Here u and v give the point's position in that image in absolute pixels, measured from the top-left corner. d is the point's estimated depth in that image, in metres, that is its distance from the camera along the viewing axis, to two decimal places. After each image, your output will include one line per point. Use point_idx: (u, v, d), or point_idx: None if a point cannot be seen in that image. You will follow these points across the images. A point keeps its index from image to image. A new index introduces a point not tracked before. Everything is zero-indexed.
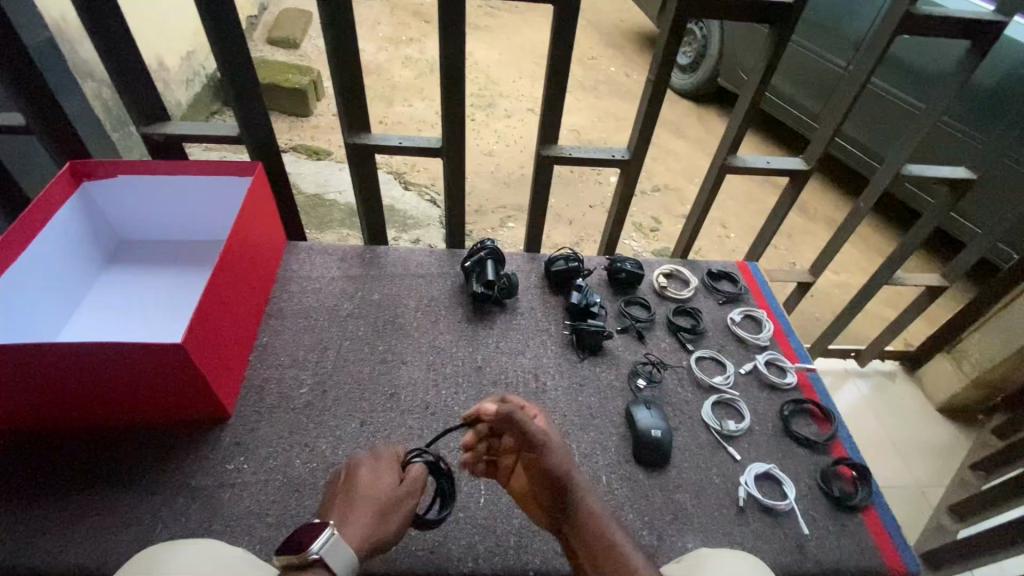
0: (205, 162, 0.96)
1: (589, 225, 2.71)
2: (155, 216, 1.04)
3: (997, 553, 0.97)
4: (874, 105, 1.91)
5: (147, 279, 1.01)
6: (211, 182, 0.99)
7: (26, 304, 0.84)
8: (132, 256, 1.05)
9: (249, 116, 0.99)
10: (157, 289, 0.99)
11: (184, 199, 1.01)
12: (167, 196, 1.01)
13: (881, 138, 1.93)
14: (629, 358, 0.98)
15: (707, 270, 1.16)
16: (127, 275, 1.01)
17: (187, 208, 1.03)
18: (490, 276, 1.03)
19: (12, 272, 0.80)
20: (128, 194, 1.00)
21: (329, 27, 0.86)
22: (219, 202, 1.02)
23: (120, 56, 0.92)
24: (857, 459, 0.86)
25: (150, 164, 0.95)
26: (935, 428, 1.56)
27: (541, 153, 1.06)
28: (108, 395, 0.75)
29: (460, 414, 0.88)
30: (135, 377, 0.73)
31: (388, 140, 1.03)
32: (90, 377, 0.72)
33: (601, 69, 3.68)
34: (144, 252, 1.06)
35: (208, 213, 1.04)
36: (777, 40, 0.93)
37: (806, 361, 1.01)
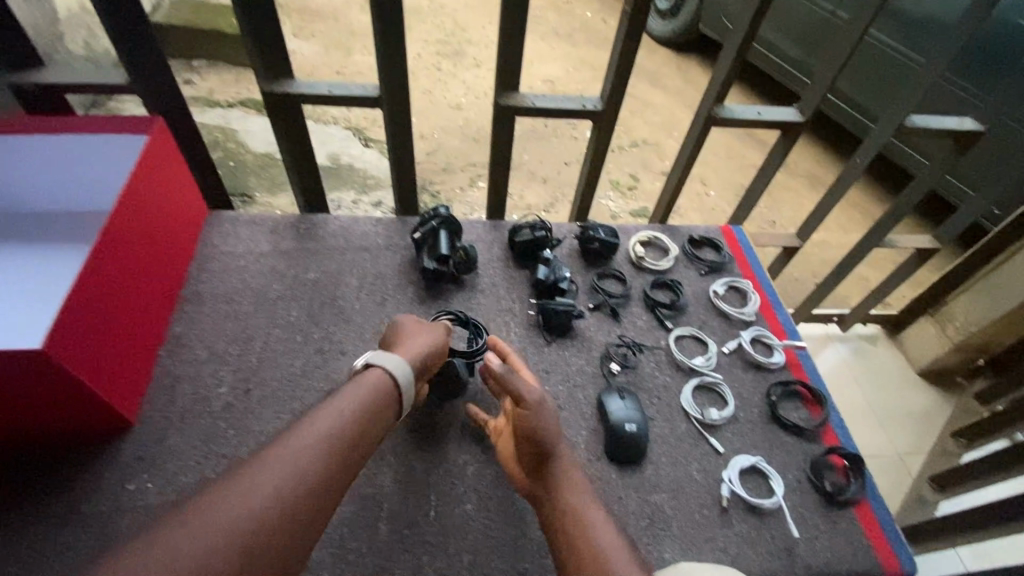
0: (93, 119, 0.79)
1: (564, 184, 2.57)
2: (36, 186, 0.86)
3: (983, 533, 0.92)
4: (867, 51, 1.76)
5: (30, 263, 0.84)
6: (99, 143, 0.81)
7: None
8: (10, 236, 0.87)
9: (138, 59, 0.81)
10: (40, 275, 0.82)
11: (70, 164, 0.84)
12: (46, 159, 0.83)
13: (872, 89, 1.80)
14: (602, 339, 0.88)
15: (688, 236, 1.05)
16: (2, 258, 0.84)
17: (76, 175, 0.86)
18: (443, 250, 0.90)
19: None
20: None
21: None
22: (115, 167, 0.85)
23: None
24: (849, 447, 0.78)
25: (18, 121, 0.77)
26: (915, 393, 1.52)
27: (498, 105, 0.90)
28: None
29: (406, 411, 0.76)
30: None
31: (317, 90, 0.86)
32: None
33: (577, 13, 3.43)
34: (25, 230, 0.88)
35: (103, 180, 0.87)
36: None
37: (795, 338, 0.92)
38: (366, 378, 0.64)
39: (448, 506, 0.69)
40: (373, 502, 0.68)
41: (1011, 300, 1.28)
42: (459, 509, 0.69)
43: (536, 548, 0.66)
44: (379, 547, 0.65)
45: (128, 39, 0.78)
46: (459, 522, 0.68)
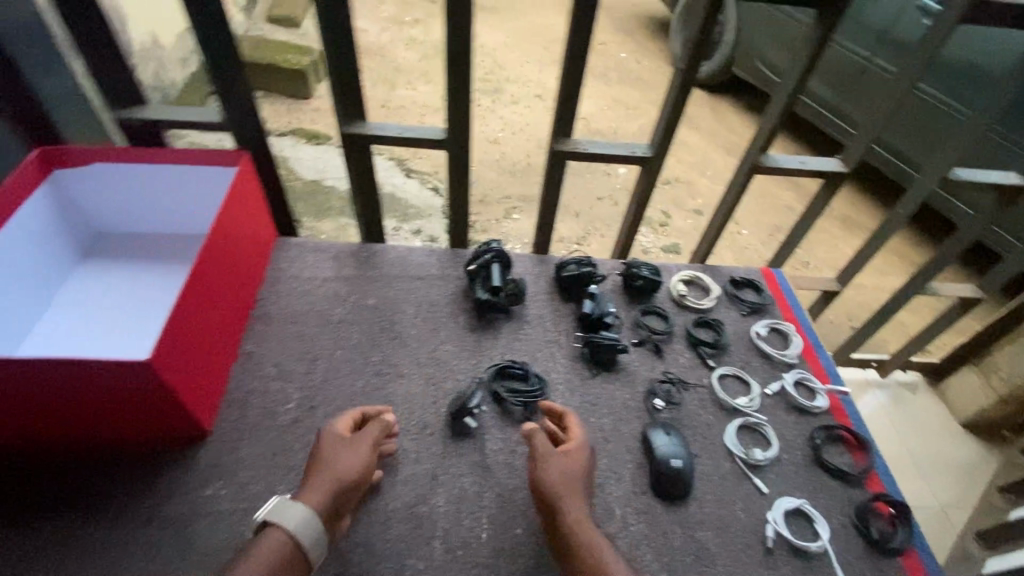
0: (189, 151, 0.87)
1: (597, 218, 2.62)
2: (134, 210, 0.95)
3: None
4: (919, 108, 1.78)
5: (125, 280, 0.92)
6: (194, 174, 0.90)
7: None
8: (107, 253, 0.96)
9: (232, 99, 0.89)
10: (133, 292, 0.91)
11: (166, 192, 0.93)
12: (145, 186, 0.91)
13: (924, 147, 1.81)
14: (645, 374, 0.91)
15: (729, 277, 1.08)
16: (100, 275, 0.93)
17: (170, 201, 0.94)
18: (496, 282, 0.95)
19: None
20: (103, 183, 0.90)
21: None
22: (204, 196, 0.94)
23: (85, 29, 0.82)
24: (895, 495, 0.79)
25: (125, 152, 0.86)
26: (958, 444, 1.49)
27: (553, 148, 0.95)
28: (71, 415, 0.68)
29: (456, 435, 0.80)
30: (102, 396, 0.65)
31: (388, 131, 0.93)
32: (48, 397, 0.64)
33: (611, 56, 3.56)
34: (120, 249, 0.97)
35: (192, 207, 0.95)
36: (824, 31, 0.81)
37: (837, 382, 0.93)
38: (266, 542, 0.58)
39: (500, 530, 0.71)
40: (427, 521, 0.72)
41: None
42: (509, 535, 0.71)
43: None
44: (434, 566, 0.68)
45: (226, 83, 0.86)
46: (510, 548, 0.70)
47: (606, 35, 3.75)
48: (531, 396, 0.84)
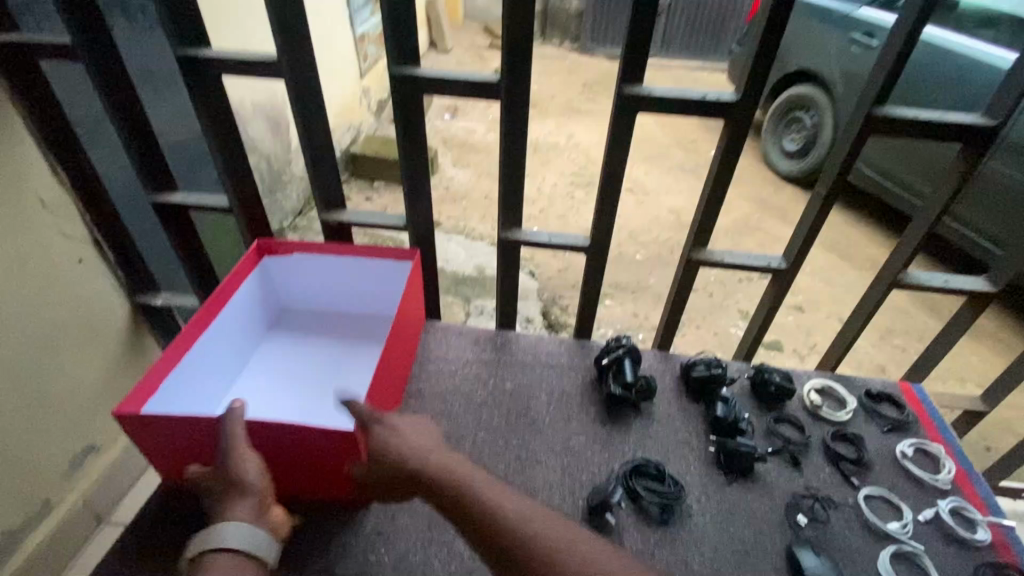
0: (372, 248, 1.04)
1: (691, 310, 2.62)
2: (315, 289, 1.13)
3: None
4: None
5: (301, 350, 1.09)
6: (371, 265, 1.05)
7: (201, 373, 0.94)
8: (289, 325, 1.14)
9: (414, 206, 1.05)
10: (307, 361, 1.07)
11: (344, 276, 1.09)
12: (330, 274, 1.09)
13: None
14: (785, 486, 0.89)
15: (864, 389, 1.06)
16: (282, 344, 1.10)
17: (346, 284, 1.10)
18: (628, 378, 1.00)
19: (200, 343, 0.91)
20: (297, 270, 1.09)
21: (506, 133, 0.92)
22: (376, 283, 1.09)
23: (316, 152, 1.01)
24: None
25: (321, 247, 1.04)
26: None
27: (689, 256, 1.02)
28: (277, 468, 0.81)
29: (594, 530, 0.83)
30: (309, 451, 0.79)
31: (538, 237, 1.05)
32: (268, 449, 0.78)
33: (703, 153, 3.71)
34: (298, 321, 1.14)
35: (362, 290, 1.11)
36: (969, 163, 0.84)
37: (1002, 516, 0.86)
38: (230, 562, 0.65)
39: None
40: None
41: None
42: None
43: None
44: None
45: (413, 196, 1.03)
46: None
47: (697, 133, 3.94)
48: (670, 497, 0.85)
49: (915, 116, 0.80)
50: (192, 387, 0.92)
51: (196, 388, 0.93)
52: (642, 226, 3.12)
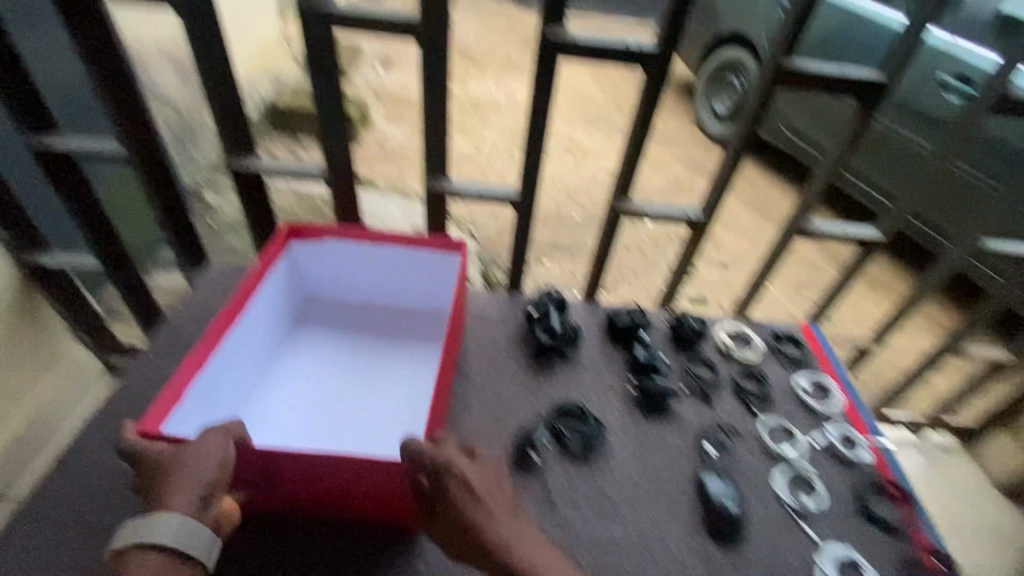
0: (418, 238, 0.95)
1: (624, 268, 2.72)
2: (348, 277, 1.05)
3: None
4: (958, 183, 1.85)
5: (333, 347, 1.04)
6: (415, 259, 0.98)
7: (226, 374, 0.88)
8: (316, 314, 1.08)
9: (333, 155, 1.00)
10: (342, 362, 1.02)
11: (382, 268, 1.02)
12: (367, 263, 1.01)
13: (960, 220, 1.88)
14: (696, 420, 0.96)
15: (770, 330, 1.14)
16: (310, 338, 1.05)
17: (381, 275, 1.03)
18: (555, 325, 1.03)
19: (226, 340, 0.84)
20: (332, 257, 1.01)
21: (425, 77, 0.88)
22: (413, 277, 1.02)
23: (220, 92, 0.93)
24: (940, 548, 0.82)
25: (362, 234, 0.96)
26: (996, 510, 1.48)
27: (612, 207, 1.05)
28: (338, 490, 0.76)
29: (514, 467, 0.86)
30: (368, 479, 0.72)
31: (465, 187, 1.04)
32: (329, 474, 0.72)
33: (639, 114, 3.76)
34: (326, 311, 1.09)
35: (399, 282, 1.04)
36: (864, 116, 0.89)
37: (879, 436, 0.97)
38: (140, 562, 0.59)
39: None
40: None
41: None
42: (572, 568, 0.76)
43: None
44: None
45: (332, 142, 0.97)
46: None
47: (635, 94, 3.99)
48: (591, 434, 0.89)
49: (815, 69, 0.84)
50: (216, 390, 0.87)
51: (220, 391, 0.88)
52: (580, 186, 3.15)
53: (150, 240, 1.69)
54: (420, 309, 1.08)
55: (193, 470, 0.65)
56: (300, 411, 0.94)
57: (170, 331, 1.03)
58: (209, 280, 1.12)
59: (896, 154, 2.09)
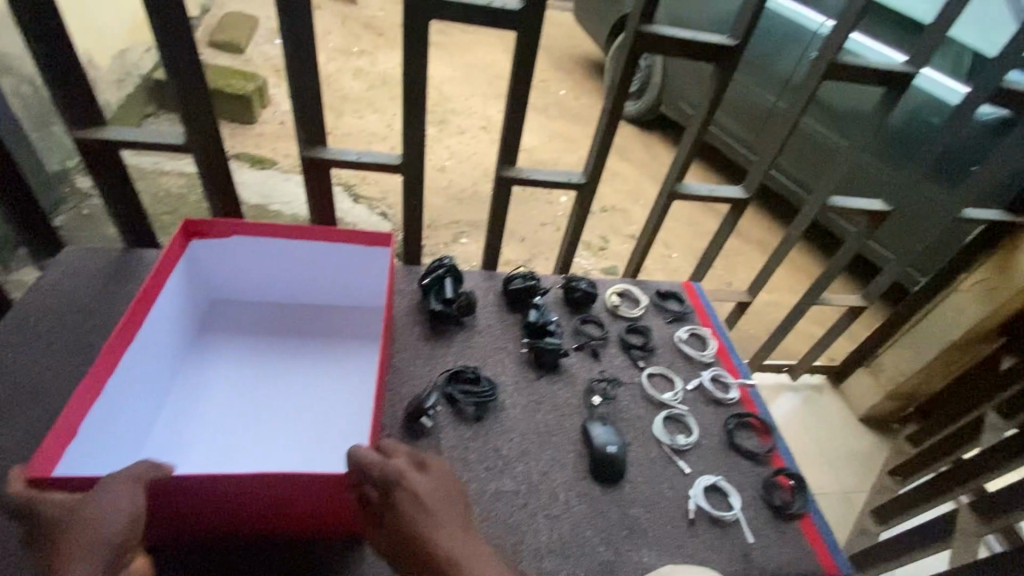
0: (337, 230, 0.86)
1: (540, 242, 2.77)
2: (265, 278, 0.94)
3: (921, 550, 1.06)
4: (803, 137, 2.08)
5: (249, 355, 0.92)
6: (342, 252, 0.89)
7: (120, 401, 0.74)
8: (227, 323, 0.95)
9: (194, 122, 0.91)
10: (264, 373, 0.89)
11: (304, 263, 0.91)
12: (282, 258, 0.91)
13: (809, 172, 2.10)
14: (585, 375, 1.01)
15: (656, 289, 1.22)
16: (222, 350, 0.91)
17: (303, 273, 0.93)
18: (448, 294, 1.03)
19: (122, 362, 0.73)
20: (236, 253, 0.90)
21: (288, 38, 0.83)
22: (341, 273, 0.92)
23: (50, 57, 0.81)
24: (794, 469, 0.92)
25: (272, 228, 0.85)
26: (857, 437, 1.69)
27: (501, 174, 1.07)
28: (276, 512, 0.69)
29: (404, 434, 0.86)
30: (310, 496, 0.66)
31: (346, 156, 1.00)
32: (267, 498, 0.65)
33: (551, 92, 3.81)
34: (239, 318, 0.96)
35: (325, 279, 0.94)
36: (721, 79, 0.96)
37: (747, 377, 1.07)
38: None
39: None
40: None
41: (926, 353, 1.51)
42: None
43: (531, 554, 0.76)
44: None
45: (193, 109, 0.90)
46: None
47: (547, 72, 4.03)
48: (483, 396, 0.91)
49: (672, 35, 0.89)
50: (112, 421, 0.73)
51: (113, 422, 0.73)
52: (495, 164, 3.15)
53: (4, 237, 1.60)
54: (354, 308, 0.99)
55: (95, 533, 0.53)
56: (218, 432, 0.81)
57: (13, 319, 0.91)
58: (63, 267, 1.01)
59: (762, 117, 2.31)
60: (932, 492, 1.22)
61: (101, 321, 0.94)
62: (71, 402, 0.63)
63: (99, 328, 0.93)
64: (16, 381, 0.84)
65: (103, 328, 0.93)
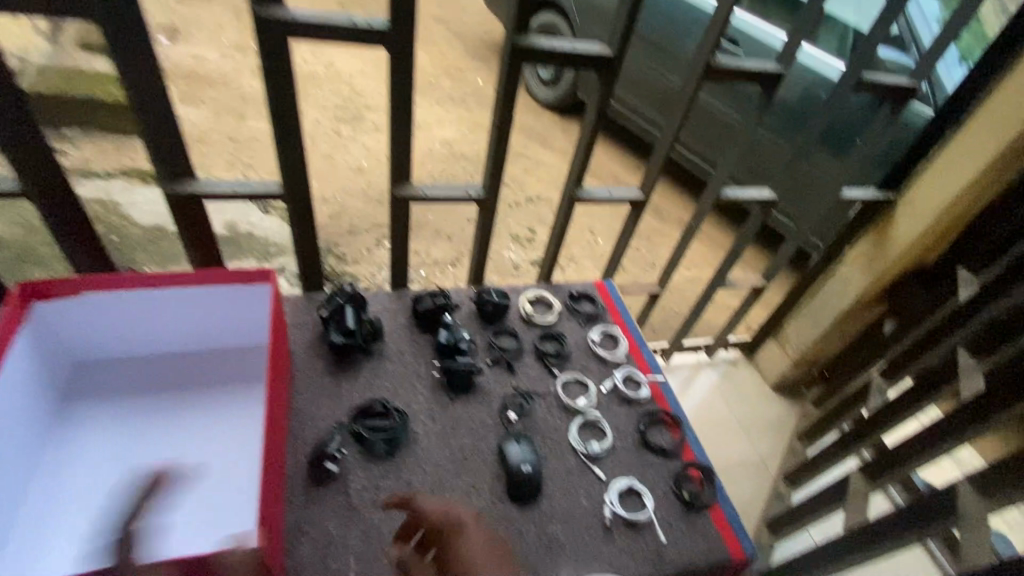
0: (211, 272, 0.80)
1: (467, 239, 2.73)
2: (132, 332, 0.86)
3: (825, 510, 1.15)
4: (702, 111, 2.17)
5: (127, 418, 0.84)
6: (220, 294, 0.83)
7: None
8: (92, 390, 0.85)
9: (26, 162, 0.80)
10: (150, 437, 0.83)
11: (178, 311, 0.84)
12: (151, 309, 0.83)
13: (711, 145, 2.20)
14: (500, 391, 1.00)
15: (568, 292, 1.23)
16: (92, 419, 0.83)
17: (179, 321, 0.86)
18: (350, 324, 0.98)
19: None
20: (94, 310, 0.81)
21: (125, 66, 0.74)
22: (221, 315, 0.86)
23: None
24: (702, 460, 0.97)
25: (134, 279, 0.78)
26: (771, 405, 1.81)
27: (394, 192, 1.02)
28: None
29: (309, 483, 0.81)
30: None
31: (220, 187, 0.92)
32: None
33: (467, 81, 3.74)
34: (106, 382, 0.86)
35: (203, 324, 0.87)
36: (605, 85, 0.96)
37: (658, 372, 1.10)
38: None
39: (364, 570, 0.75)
40: None
41: (823, 322, 1.62)
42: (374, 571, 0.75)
43: None
44: None
45: (28, 151, 0.79)
46: None
47: (463, 61, 3.95)
48: (394, 430, 0.88)
49: (551, 46, 0.87)
50: None
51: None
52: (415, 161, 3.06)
53: None
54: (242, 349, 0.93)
55: None
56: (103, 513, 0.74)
57: None
58: None
59: (662, 95, 2.40)
60: (833, 454, 1.32)
61: None
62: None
63: None
64: None
65: None
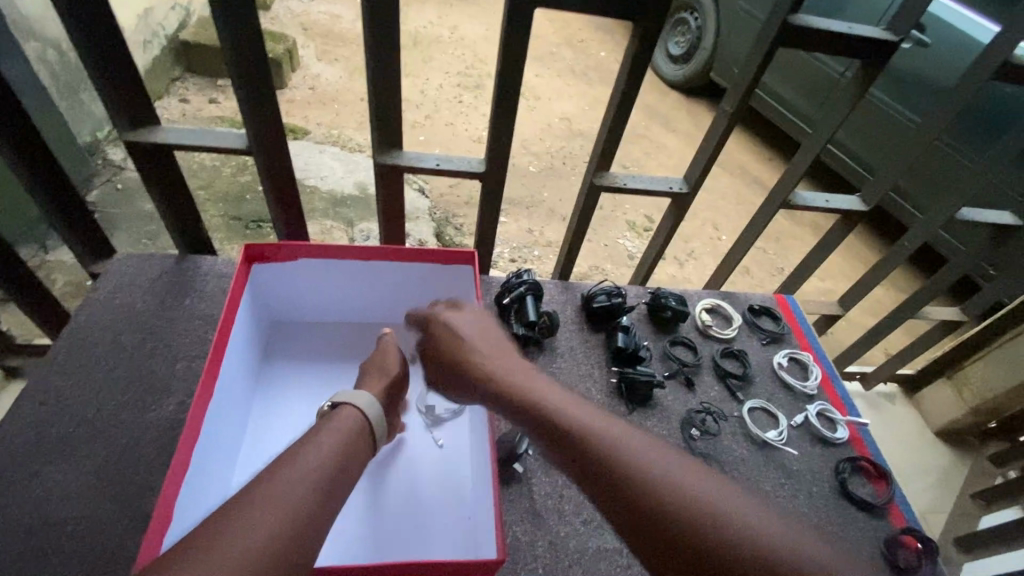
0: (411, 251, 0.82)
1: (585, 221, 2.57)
2: (317, 298, 0.90)
3: None
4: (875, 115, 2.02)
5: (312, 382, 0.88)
6: (415, 270, 0.85)
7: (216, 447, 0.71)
8: (288, 349, 0.91)
9: (260, 127, 0.81)
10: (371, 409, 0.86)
11: (367, 281, 0.87)
12: (343, 280, 0.87)
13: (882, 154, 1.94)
14: (679, 408, 0.93)
15: (748, 304, 1.11)
16: (287, 381, 0.87)
17: (373, 292, 0.90)
18: (531, 316, 0.93)
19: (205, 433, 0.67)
20: (292, 279, 0.85)
21: (372, 45, 0.72)
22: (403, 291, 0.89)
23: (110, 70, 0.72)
24: (915, 527, 0.84)
25: (342, 249, 0.81)
26: (930, 450, 1.60)
27: (591, 182, 0.94)
28: None
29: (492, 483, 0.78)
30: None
31: (423, 160, 0.89)
32: None
33: (590, 53, 3.55)
34: (301, 341, 0.92)
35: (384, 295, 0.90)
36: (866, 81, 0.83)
37: (854, 412, 0.98)
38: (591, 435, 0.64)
39: None
40: None
41: None
42: None
43: None
44: None
45: (255, 107, 0.78)
46: None
47: (585, 32, 3.74)
48: None
49: (827, 27, 0.76)
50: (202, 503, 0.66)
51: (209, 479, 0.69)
52: (535, 137, 2.94)
53: (26, 218, 1.49)
54: None
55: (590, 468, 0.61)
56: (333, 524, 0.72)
57: (67, 342, 0.84)
58: (112, 279, 0.92)
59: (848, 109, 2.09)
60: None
61: (159, 341, 0.86)
62: (167, 480, 0.57)
63: (161, 353, 0.85)
64: (85, 417, 0.77)
65: (162, 350, 0.85)
